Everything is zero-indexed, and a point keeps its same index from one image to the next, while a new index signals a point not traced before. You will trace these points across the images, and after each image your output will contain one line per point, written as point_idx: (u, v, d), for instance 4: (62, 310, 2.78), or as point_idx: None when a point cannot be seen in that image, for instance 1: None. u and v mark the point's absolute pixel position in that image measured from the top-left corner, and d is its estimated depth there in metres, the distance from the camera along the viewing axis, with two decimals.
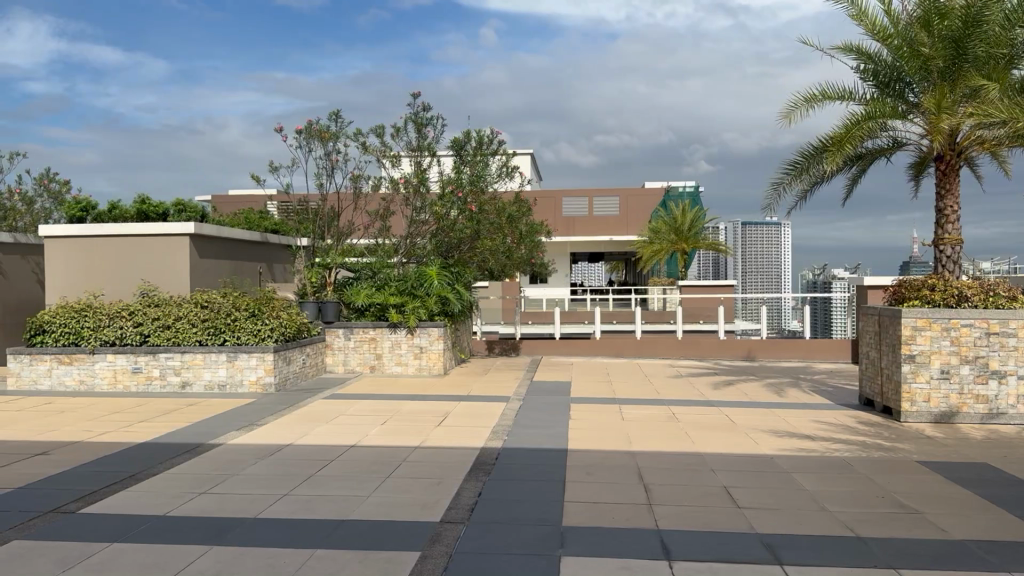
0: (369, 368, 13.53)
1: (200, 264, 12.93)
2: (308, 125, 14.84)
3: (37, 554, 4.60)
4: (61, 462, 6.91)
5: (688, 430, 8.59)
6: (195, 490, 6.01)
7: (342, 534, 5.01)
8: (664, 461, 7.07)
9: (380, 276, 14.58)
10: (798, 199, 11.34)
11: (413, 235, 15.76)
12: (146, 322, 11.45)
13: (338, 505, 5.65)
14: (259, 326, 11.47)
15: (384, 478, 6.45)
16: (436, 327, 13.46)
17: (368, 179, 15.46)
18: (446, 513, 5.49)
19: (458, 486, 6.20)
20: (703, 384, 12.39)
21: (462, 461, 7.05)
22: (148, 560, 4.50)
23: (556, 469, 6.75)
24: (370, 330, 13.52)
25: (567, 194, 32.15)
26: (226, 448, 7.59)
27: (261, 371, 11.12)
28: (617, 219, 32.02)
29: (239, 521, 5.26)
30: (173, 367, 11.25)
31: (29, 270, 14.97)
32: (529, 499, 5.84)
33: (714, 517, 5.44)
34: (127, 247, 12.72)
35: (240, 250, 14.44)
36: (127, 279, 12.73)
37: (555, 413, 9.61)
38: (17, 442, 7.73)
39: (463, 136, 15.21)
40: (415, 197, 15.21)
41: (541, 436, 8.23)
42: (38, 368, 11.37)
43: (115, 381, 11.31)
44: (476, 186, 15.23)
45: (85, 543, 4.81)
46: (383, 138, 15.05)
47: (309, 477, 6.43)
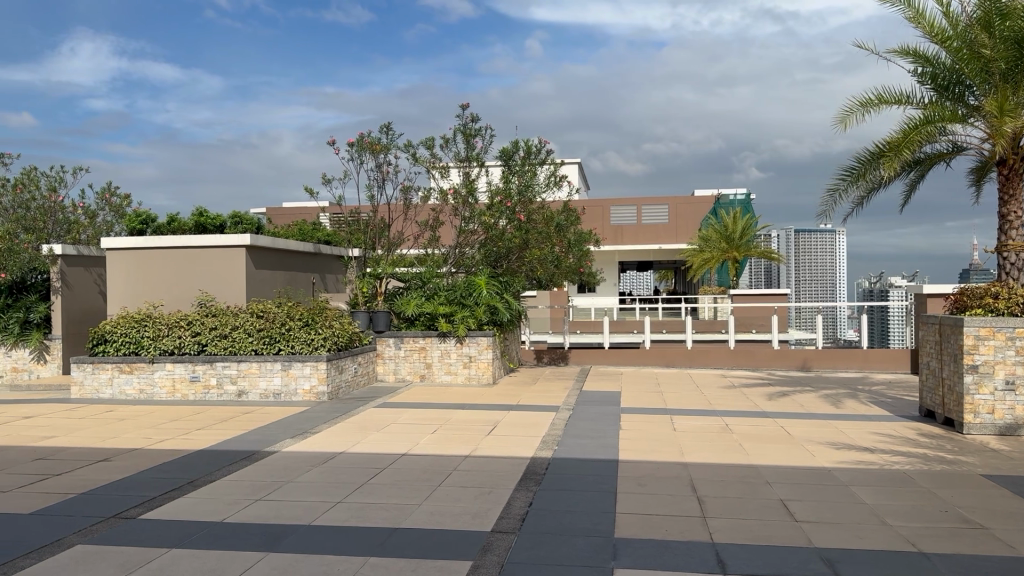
0: (419, 377, 13.62)
1: (255, 275, 13.15)
2: (359, 138, 15.04)
3: (100, 558, 4.72)
4: (122, 468, 7.08)
5: (742, 442, 8.45)
6: (252, 497, 6.12)
7: (395, 543, 5.03)
8: (718, 474, 6.96)
9: (430, 286, 14.71)
10: (854, 205, 11.10)
11: (461, 245, 15.83)
12: (203, 331, 11.72)
13: (391, 513, 5.69)
14: (312, 336, 11.64)
15: (434, 486, 6.48)
16: (486, 337, 13.46)
17: (418, 190, 15.57)
18: (498, 523, 5.49)
19: (509, 496, 6.20)
20: (757, 395, 12.18)
21: (513, 470, 7.04)
22: (207, 566, 4.57)
23: (607, 480, 6.70)
24: (420, 339, 13.60)
25: (615, 203, 31.99)
26: (281, 455, 7.70)
27: (314, 379, 11.27)
28: (666, 227, 31.78)
29: (294, 528, 5.32)
30: (230, 376, 11.50)
31: (91, 281, 15.41)
32: (580, 510, 5.80)
33: (771, 531, 5.33)
34: (186, 259, 13.03)
35: (294, 261, 14.68)
36: (185, 289, 13.04)
37: (605, 423, 9.54)
38: (80, 449, 7.94)
39: (512, 146, 15.28)
40: (464, 208, 15.23)
41: (591, 446, 8.18)
42: (100, 376, 11.69)
43: (174, 390, 11.59)
44: (525, 196, 15.29)
45: (145, 548, 4.91)
46: (433, 150, 15.16)
47: (361, 485, 6.49)
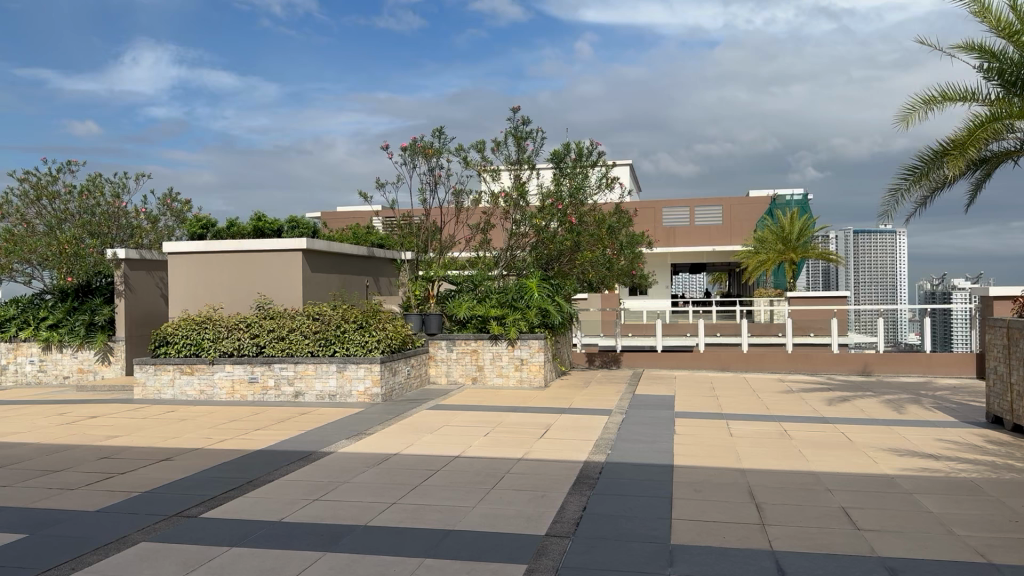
0: (471, 380, 13.66)
1: (311, 278, 13.36)
2: (412, 142, 15.17)
3: (163, 556, 4.82)
4: (184, 467, 7.25)
5: (801, 447, 8.28)
6: (308, 497, 6.20)
7: (449, 545, 5.03)
8: (777, 480, 6.82)
9: (481, 289, 14.79)
10: (917, 206, 10.79)
11: (513, 248, 15.85)
12: (262, 333, 11.95)
13: (445, 515, 5.71)
14: (366, 338, 11.78)
15: (488, 489, 6.47)
16: (537, 339, 13.44)
17: (469, 194, 15.62)
18: (552, 526, 5.46)
19: (563, 500, 6.16)
20: (816, 400, 11.91)
21: (566, 474, 7.00)
22: (266, 565, 4.64)
23: (662, 486, 6.62)
24: (471, 342, 13.66)
25: (668, 205, 31.69)
26: (337, 456, 7.79)
27: (369, 381, 11.39)
28: (719, 228, 31.38)
29: (350, 528, 5.38)
30: (288, 377, 11.68)
31: (154, 285, 15.81)
32: (635, 515, 5.74)
33: (833, 539, 5.20)
34: (244, 262, 13.30)
35: (349, 264, 14.86)
36: (244, 293, 13.30)
37: (660, 428, 9.43)
38: (144, 448, 8.15)
39: (563, 148, 15.28)
40: (515, 211, 15.25)
41: (645, 451, 8.10)
42: (162, 377, 11.99)
43: (234, 391, 11.84)
44: (576, 199, 15.23)
45: (206, 546, 5.01)
46: (484, 153, 15.21)
47: (415, 486, 6.53)
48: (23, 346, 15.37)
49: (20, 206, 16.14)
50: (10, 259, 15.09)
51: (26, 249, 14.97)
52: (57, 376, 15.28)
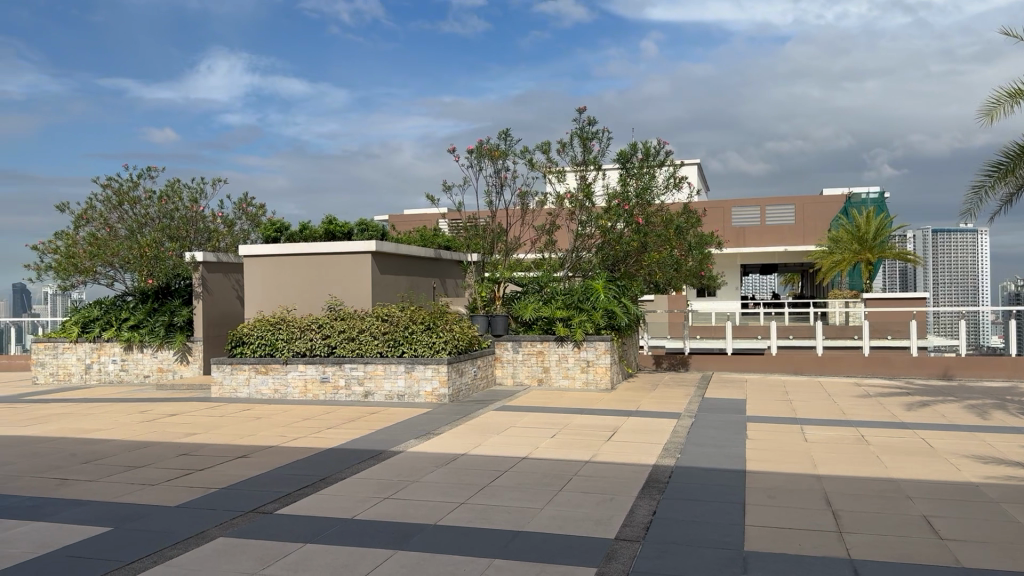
0: (537, 382, 13.65)
1: (380, 280, 13.55)
2: (479, 145, 15.26)
3: (240, 551, 4.95)
4: (259, 464, 7.44)
5: (879, 454, 8.01)
6: (379, 495, 6.28)
7: (518, 546, 5.04)
8: (855, 487, 6.61)
9: (547, 290, 14.79)
10: (1002, 203, 10.33)
11: (578, 249, 15.79)
12: (333, 334, 12.20)
13: (514, 517, 5.71)
14: (434, 339, 11.89)
15: (556, 491, 6.46)
16: (604, 341, 13.34)
17: (535, 196, 15.62)
18: (621, 530, 5.40)
19: (632, 503, 6.10)
20: (895, 405, 11.51)
21: (635, 477, 6.92)
22: (338, 562, 4.71)
23: (735, 491, 6.48)
24: (537, 343, 13.65)
25: (738, 204, 31.08)
26: (406, 455, 7.88)
27: (436, 382, 11.48)
28: (792, 228, 30.67)
29: (420, 527, 5.42)
30: (358, 377, 11.89)
31: (230, 286, 16.29)
32: (706, 521, 5.64)
33: (914, 549, 5.01)
34: (316, 265, 13.58)
35: (416, 266, 15.03)
36: (316, 294, 13.58)
37: (731, 432, 9.27)
38: (221, 446, 8.40)
39: (630, 148, 15.15)
40: (580, 211, 15.14)
41: (716, 455, 7.96)
42: (238, 376, 12.32)
43: (306, 390, 12.08)
44: (643, 199, 15.07)
45: (282, 542, 5.12)
46: (550, 154, 15.18)
47: (484, 487, 6.56)
48: (106, 346, 15.96)
49: (103, 211, 16.53)
50: (95, 262, 15.81)
51: (109, 252, 15.69)
52: (138, 375, 15.84)
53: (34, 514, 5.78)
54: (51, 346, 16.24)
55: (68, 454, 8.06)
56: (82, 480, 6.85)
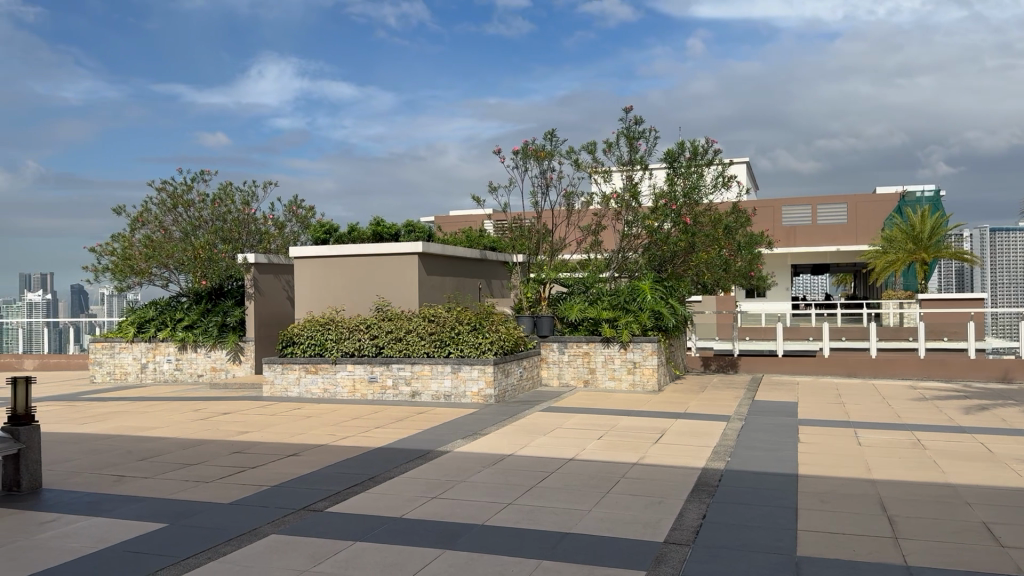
0: (583, 382, 13.61)
1: (427, 281, 13.64)
2: (524, 146, 15.28)
3: (291, 548, 5.02)
4: (310, 463, 7.55)
5: (937, 459, 7.81)
6: (427, 495, 6.32)
7: (566, 547, 5.03)
8: (911, 492, 6.45)
9: (593, 291, 14.72)
10: None
11: (625, 249, 15.68)
12: (381, 334, 12.33)
13: (561, 518, 5.70)
14: (480, 339, 11.92)
15: (604, 493, 6.43)
16: (651, 342, 13.22)
17: (581, 196, 15.56)
18: (670, 533, 5.35)
19: (681, 506, 6.04)
20: (951, 408, 11.20)
21: (684, 480, 6.85)
22: (388, 561, 4.75)
23: (786, 495, 6.37)
24: (583, 344, 13.60)
25: (789, 203, 30.59)
26: (453, 455, 7.90)
27: (482, 382, 11.52)
28: (844, 227, 30.08)
29: (469, 527, 5.43)
30: (405, 377, 11.97)
31: (281, 287, 16.58)
32: (757, 525, 5.56)
33: (974, 556, 4.87)
34: (364, 266, 13.74)
35: (462, 267, 15.11)
36: (364, 295, 13.72)
37: (782, 435, 9.11)
38: (273, 444, 8.54)
39: (677, 147, 15.02)
40: (627, 211, 15.09)
41: (767, 459, 7.84)
42: (288, 375, 12.51)
43: (355, 389, 12.23)
44: (691, 198, 14.94)
45: (332, 540, 5.18)
46: (596, 154, 15.12)
47: (531, 488, 6.55)
48: (161, 346, 16.33)
49: (158, 213, 16.96)
50: (150, 264, 16.25)
51: (164, 254, 16.13)
52: (192, 374, 16.19)
53: (93, 510, 5.95)
54: (108, 346, 16.61)
55: (125, 451, 8.26)
56: (138, 477, 7.02)
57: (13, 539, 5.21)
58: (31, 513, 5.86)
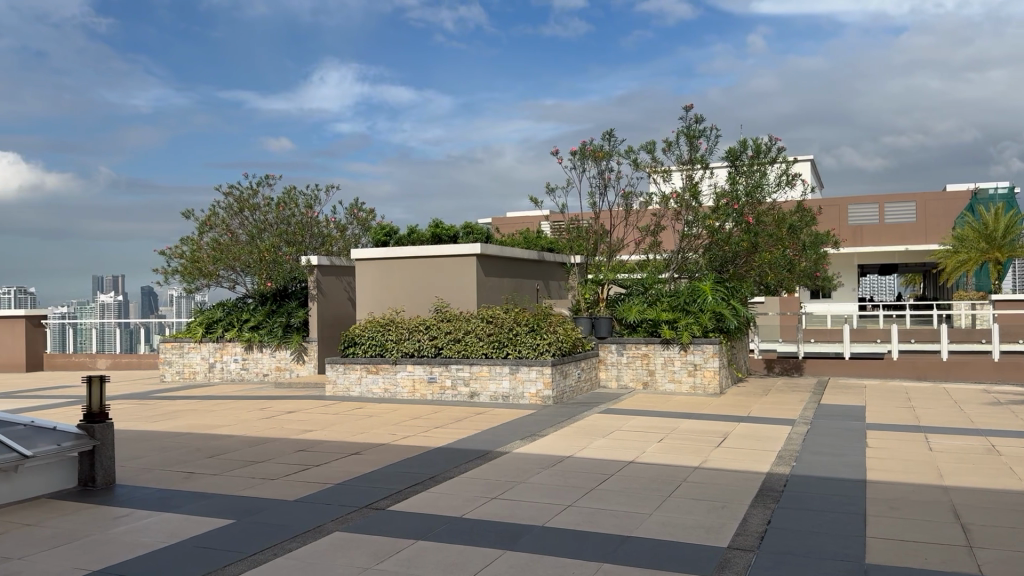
0: (642, 384, 13.48)
1: (485, 283, 13.71)
2: (582, 146, 15.21)
3: (355, 546, 5.08)
4: (372, 461, 7.65)
5: (1013, 465, 7.52)
6: (488, 495, 6.33)
7: (627, 551, 4.98)
8: (986, 500, 6.21)
9: (652, 292, 14.57)
10: None
11: (684, 250, 15.42)
12: (440, 335, 12.44)
13: (622, 521, 5.65)
14: (538, 341, 11.92)
15: (665, 496, 6.35)
16: (712, 345, 13.02)
17: (639, 196, 15.42)
18: (735, 539, 5.26)
19: (745, 511, 5.93)
20: None
21: (747, 485, 6.72)
22: (449, 560, 4.77)
23: (854, 501, 6.20)
24: (642, 346, 13.49)
25: (854, 201, 29.81)
26: (512, 456, 7.91)
27: (540, 384, 11.52)
28: (913, 226, 29.20)
29: (529, 528, 5.43)
30: (464, 377, 12.05)
31: (342, 288, 16.88)
32: (824, 531, 5.42)
33: None
34: (424, 268, 13.87)
35: (520, 269, 15.15)
36: (423, 297, 13.85)
37: (849, 440, 8.88)
38: (336, 443, 8.68)
39: (739, 145, 14.79)
40: (687, 212, 14.86)
41: (833, 464, 7.66)
42: (350, 375, 12.70)
43: (414, 390, 12.34)
44: (753, 197, 14.70)
45: (394, 538, 5.23)
46: (655, 154, 14.97)
47: (591, 490, 6.52)
48: (228, 346, 16.73)
49: (226, 217, 17.29)
50: (218, 266, 16.70)
51: (232, 256, 16.56)
52: (258, 374, 16.54)
53: (164, 505, 6.12)
54: (177, 346, 17.10)
55: (194, 449, 8.49)
56: (207, 474, 7.20)
57: (88, 533, 5.39)
58: (105, 508, 6.06)
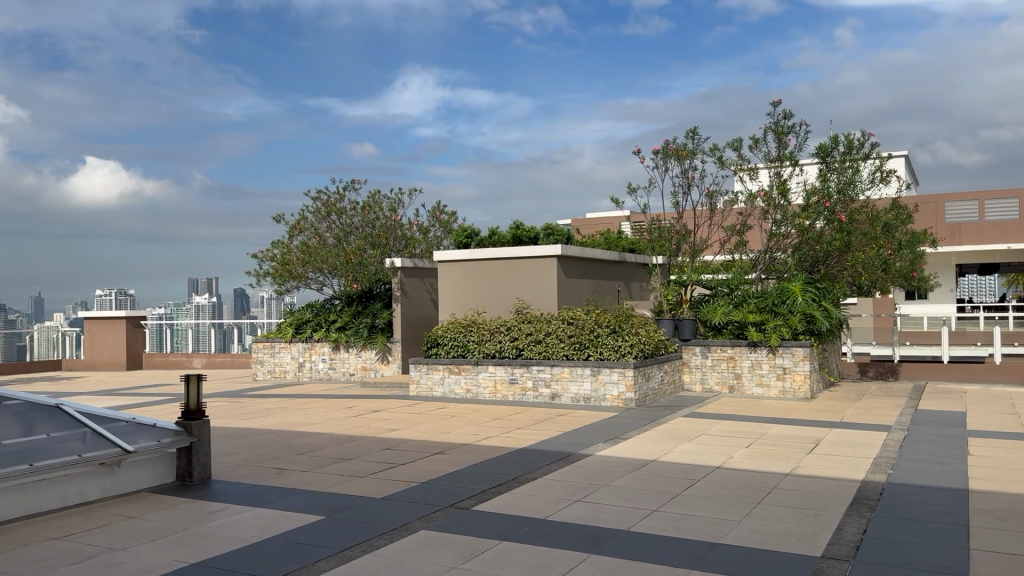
0: (728, 388, 13.21)
1: (566, 284, 13.67)
2: (665, 145, 15.00)
3: (441, 545, 5.12)
4: (455, 461, 7.71)
5: None
6: (571, 498, 6.29)
7: (716, 559, 4.86)
8: None
9: (738, 293, 14.27)
10: None
11: (772, 249, 14.98)
12: (521, 336, 12.45)
13: (710, 527, 5.53)
14: (619, 342, 11.79)
15: (754, 504, 6.17)
16: (802, 347, 12.61)
17: (724, 195, 15.09)
18: (828, 548, 5.07)
19: (839, 520, 5.71)
20: None
21: (842, 493, 6.48)
22: (534, 562, 4.75)
23: (957, 512, 5.90)
24: (728, 348, 13.23)
25: (952, 198, 28.59)
26: (595, 459, 7.84)
27: (623, 386, 11.42)
28: (1016, 224, 27.71)
29: (614, 532, 5.37)
30: (545, 379, 12.02)
31: (425, 290, 17.11)
32: (925, 542, 5.18)
33: None
34: (504, 269, 13.92)
35: (602, 270, 15.05)
36: (505, 298, 13.89)
37: (950, 447, 8.46)
38: (420, 442, 8.79)
39: (831, 141, 14.33)
40: (775, 211, 14.47)
41: (933, 472, 7.30)
42: (433, 375, 12.86)
43: (496, 390, 12.41)
44: (845, 195, 14.20)
45: (479, 539, 5.25)
46: (741, 151, 14.64)
47: (677, 495, 6.40)
48: (316, 346, 17.15)
49: (314, 221, 17.77)
50: (306, 268, 17.17)
51: (319, 259, 16.96)
52: (344, 373, 16.88)
53: (257, 501, 6.30)
54: (269, 346, 17.63)
55: (285, 445, 8.74)
56: (297, 470, 7.39)
57: (185, 527, 5.59)
58: (202, 503, 6.27)
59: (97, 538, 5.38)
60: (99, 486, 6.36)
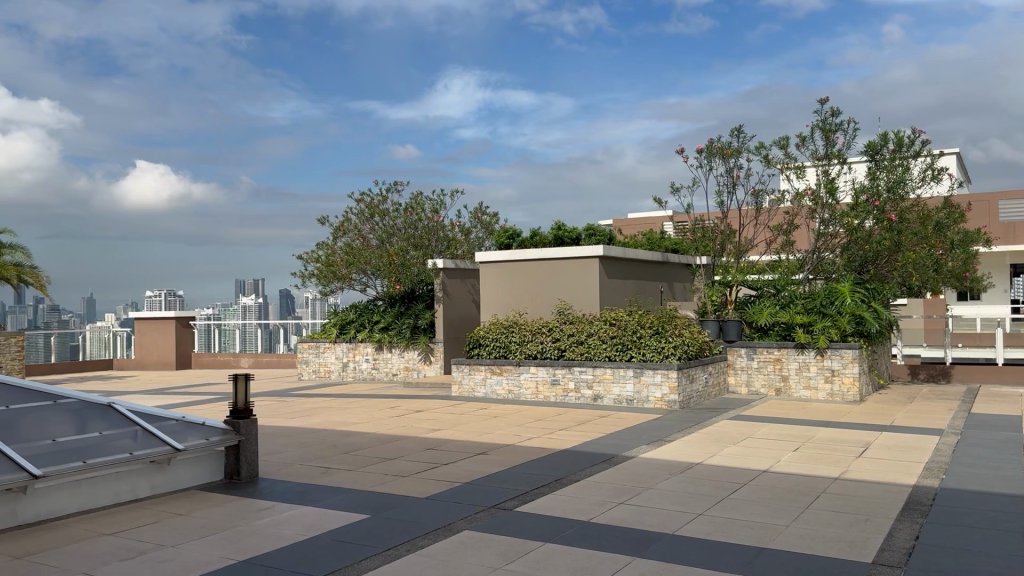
0: (775, 391, 13.02)
1: (608, 284, 13.60)
2: (709, 144, 14.85)
3: (485, 546, 5.13)
4: (498, 462, 7.70)
5: None
6: (615, 500, 6.25)
7: (763, 563, 4.78)
8: None
9: (785, 294, 14.04)
10: None
11: (820, 249, 14.71)
12: (562, 337, 12.42)
13: (757, 532, 5.44)
14: (662, 344, 11.70)
15: (802, 508, 6.06)
16: (851, 349, 12.37)
17: (770, 194, 14.86)
18: (879, 554, 4.96)
19: (890, 526, 5.58)
20: None
21: (893, 498, 6.33)
22: (578, 564, 4.73)
23: (1013, 518, 5.73)
24: (774, 350, 13.01)
25: (1006, 197, 27.85)
26: (639, 461, 7.77)
27: (666, 388, 11.32)
28: None
29: (659, 536, 5.32)
30: (587, 380, 11.96)
31: (467, 291, 17.17)
32: (980, 549, 5.03)
33: None
34: (546, 270, 13.91)
35: (644, 270, 14.94)
36: (547, 299, 13.85)
37: (1006, 452, 8.22)
38: (464, 442, 8.81)
39: (880, 138, 14.05)
40: (823, 210, 14.14)
41: (989, 477, 7.10)
42: (475, 376, 12.89)
43: (538, 391, 12.38)
44: (895, 193, 13.90)
45: (522, 540, 5.24)
46: (788, 149, 14.42)
47: (723, 499, 6.31)
48: (360, 346, 17.31)
49: (358, 222, 17.96)
50: (350, 269, 17.33)
51: (362, 260, 17.11)
52: (387, 373, 17.01)
53: (303, 499, 6.37)
54: (314, 346, 17.86)
55: (330, 445, 8.82)
56: (342, 470, 7.46)
57: (234, 524, 5.68)
58: (250, 500, 6.36)
59: (149, 534, 5.49)
60: (149, 483, 6.50)
